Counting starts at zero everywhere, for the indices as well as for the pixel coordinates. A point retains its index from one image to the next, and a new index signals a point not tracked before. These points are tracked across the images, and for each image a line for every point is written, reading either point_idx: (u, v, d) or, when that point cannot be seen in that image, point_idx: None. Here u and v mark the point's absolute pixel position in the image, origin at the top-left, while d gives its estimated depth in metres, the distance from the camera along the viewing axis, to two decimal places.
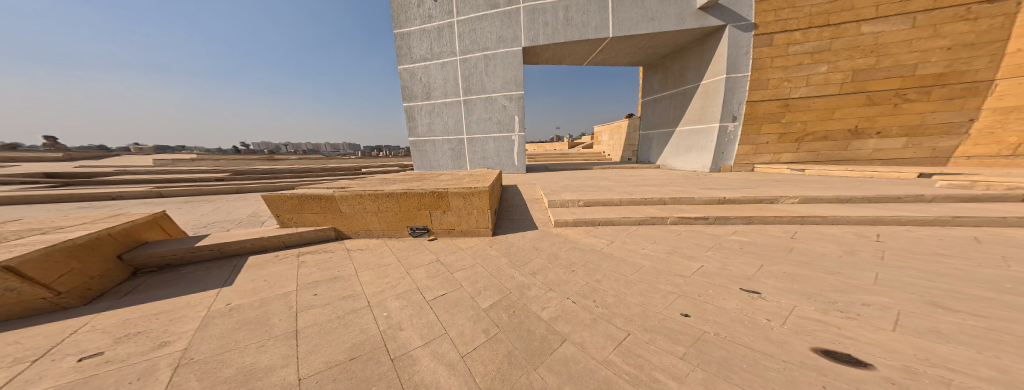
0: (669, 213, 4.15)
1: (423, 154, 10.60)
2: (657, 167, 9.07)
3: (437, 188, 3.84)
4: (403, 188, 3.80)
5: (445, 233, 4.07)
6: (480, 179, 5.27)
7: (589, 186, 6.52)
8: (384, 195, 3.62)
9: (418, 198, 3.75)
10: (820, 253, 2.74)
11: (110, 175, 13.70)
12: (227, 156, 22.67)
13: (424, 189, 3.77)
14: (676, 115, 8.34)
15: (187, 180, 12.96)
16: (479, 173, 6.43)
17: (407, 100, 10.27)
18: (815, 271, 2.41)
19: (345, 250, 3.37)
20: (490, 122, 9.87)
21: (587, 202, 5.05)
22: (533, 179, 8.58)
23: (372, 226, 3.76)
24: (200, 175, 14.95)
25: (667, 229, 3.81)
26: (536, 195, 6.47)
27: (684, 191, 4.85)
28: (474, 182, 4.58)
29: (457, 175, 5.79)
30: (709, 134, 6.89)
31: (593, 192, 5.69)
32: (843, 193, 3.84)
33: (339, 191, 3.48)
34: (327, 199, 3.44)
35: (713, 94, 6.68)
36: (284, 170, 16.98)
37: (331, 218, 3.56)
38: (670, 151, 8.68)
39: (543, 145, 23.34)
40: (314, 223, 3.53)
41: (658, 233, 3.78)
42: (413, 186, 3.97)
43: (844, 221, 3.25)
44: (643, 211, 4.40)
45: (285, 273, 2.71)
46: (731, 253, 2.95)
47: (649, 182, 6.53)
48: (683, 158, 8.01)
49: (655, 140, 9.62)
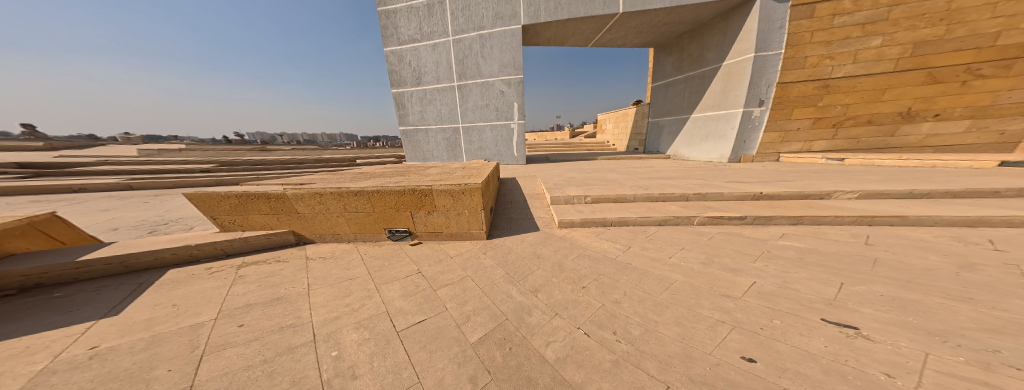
0: (694, 212, 3.48)
1: (415, 144, 9.84)
2: (667, 158, 8.37)
3: (419, 185, 3.14)
4: (375, 185, 3.07)
5: (430, 236, 3.43)
6: (472, 173, 4.59)
7: (596, 179, 5.84)
8: (350, 193, 2.90)
9: (396, 197, 3.04)
10: (922, 267, 2.03)
11: (87, 166, 13.00)
12: (215, 146, 21.78)
13: (403, 185, 3.08)
14: (692, 100, 7.52)
15: (168, 171, 12.26)
16: (471, 165, 5.72)
17: (396, 86, 9.40)
18: (933, 294, 1.72)
19: (302, 259, 2.71)
20: (486, 109, 9.06)
21: (594, 198, 4.38)
22: (533, 171, 7.86)
23: (339, 229, 3.06)
24: (184, 166, 14.21)
25: (695, 232, 3.16)
26: (536, 190, 5.80)
27: (706, 184, 4.15)
28: (465, 177, 3.91)
29: (447, 168, 5.10)
30: (730, 121, 6.14)
31: (600, 186, 5.00)
32: (917, 186, 3.13)
33: (291, 189, 2.75)
34: (276, 199, 2.72)
35: (737, 76, 5.86)
36: (273, 161, 16.20)
37: (286, 222, 2.84)
38: (683, 139, 7.92)
39: (544, 134, 22.45)
40: (264, 227, 2.83)
41: (686, 236, 3.13)
42: (391, 182, 3.30)
43: (933, 223, 2.57)
44: (661, 209, 3.73)
45: (209, 292, 2.06)
46: (789, 266, 2.26)
47: (662, 174, 5.84)
48: (699, 148, 7.28)
49: (666, 128, 8.85)
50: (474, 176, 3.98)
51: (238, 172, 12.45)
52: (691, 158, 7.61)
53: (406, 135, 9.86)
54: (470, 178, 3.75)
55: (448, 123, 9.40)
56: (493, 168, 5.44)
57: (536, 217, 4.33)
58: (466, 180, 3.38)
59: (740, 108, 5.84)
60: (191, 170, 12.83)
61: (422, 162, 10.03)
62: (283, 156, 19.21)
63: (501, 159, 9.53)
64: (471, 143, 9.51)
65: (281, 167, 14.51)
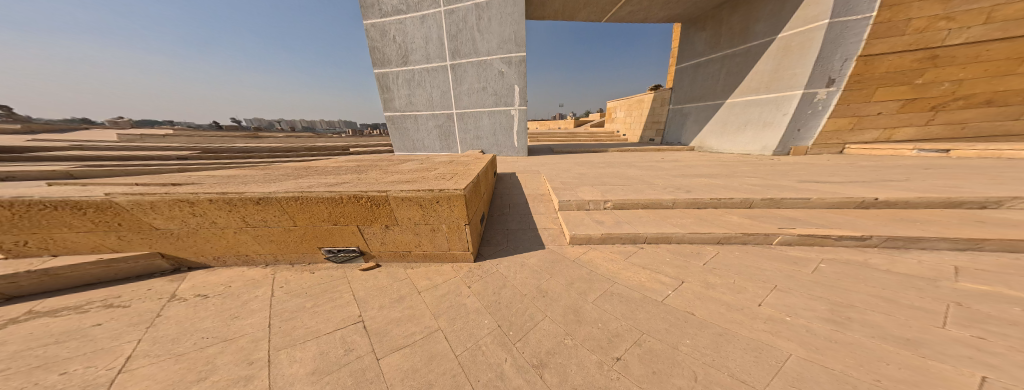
0: (771, 225, 2.39)
1: (402, 132, 8.71)
2: (691, 150, 7.24)
3: (368, 189, 2.07)
4: (301, 186, 2.03)
5: (392, 256, 2.46)
6: (460, 169, 3.53)
7: (613, 175, 4.75)
8: (255, 202, 1.86)
9: (329, 206, 1.99)
10: None
11: (53, 150, 12.04)
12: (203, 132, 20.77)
13: (342, 188, 2.03)
14: (726, 84, 6.26)
15: (137, 158, 11.27)
16: (460, 158, 4.64)
17: (380, 66, 8.17)
18: None
19: (160, 297, 1.73)
20: (483, 93, 7.87)
21: (617, 204, 3.30)
22: (536, 165, 6.76)
23: (251, 249, 2.07)
24: (163, 152, 13.26)
25: (786, 258, 2.08)
26: (540, 189, 4.74)
27: (773, 185, 3.03)
28: (448, 176, 2.87)
29: (427, 162, 4.03)
30: (781, 106, 4.97)
31: (620, 186, 3.90)
32: None
33: (121, 196, 1.77)
34: (101, 210, 1.77)
35: (800, 50, 4.60)
36: (258, 148, 15.14)
37: (139, 243, 1.87)
38: (714, 128, 6.73)
39: (547, 123, 21.15)
40: (94, 250, 1.87)
41: (773, 264, 2.04)
42: (331, 182, 2.25)
43: None
44: (716, 220, 2.65)
45: None
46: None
47: (694, 169, 4.73)
48: (732, 138, 6.14)
49: (690, 116, 7.65)
50: (459, 175, 2.93)
51: (217, 161, 11.49)
52: (721, 151, 6.48)
53: (393, 123, 8.71)
54: (452, 178, 2.69)
55: (440, 108, 8.23)
56: (489, 162, 4.37)
57: (540, 228, 3.30)
58: (443, 183, 2.33)
59: (798, 89, 4.67)
60: (165, 156, 11.88)
61: (411, 153, 8.93)
62: (273, 143, 18.19)
63: (501, 150, 8.41)
64: (466, 132, 8.38)
65: (267, 156, 13.54)
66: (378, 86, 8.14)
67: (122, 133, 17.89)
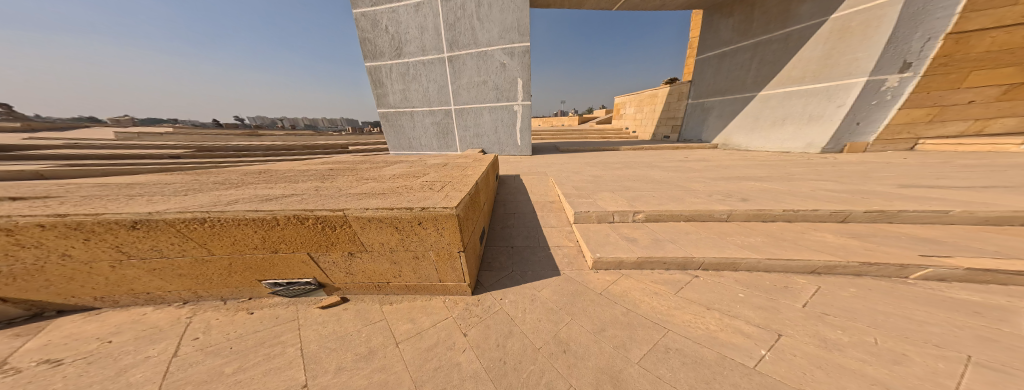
0: (902, 250, 1.74)
1: (396, 130, 8.08)
2: (713, 148, 6.55)
3: (317, 204, 1.45)
4: (224, 199, 1.44)
5: (363, 288, 1.90)
6: (454, 174, 2.90)
7: (633, 178, 4.09)
8: (150, 228, 1.31)
9: (258, 230, 1.38)
10: None
11: (30, 149, 11.45)
12: (198, 130, 20.33)
13: (276, 204, 1.41)
14: (760, 76, 5.37)
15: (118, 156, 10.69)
16: (455, 159, 3.99)
17: (371, 59, 7.48)
18: None
19: None
20: (484, 88, 7.22)
21: (648, 217, 2.66)
22: (541, 165, 6.12)
23: (161, 285, 1.53)
24: (152, 150, 12.77)
25: (954, 303, 1.42)
26: (549, 196, 4.10)
27: (857, 191, 2.36)
28: (437, 184, 2.24)
29: (415, 164, 3.39)
30: (834, 96, 4.25)
31: (649, 191, 3.23)
32: None
33: None
34: None
35: (863, 32, 3.88)
36: (250, 146, 14.61)
37: None
38: (738, 123, 6.01)
39: (549, 120, 20.43)
40: None
41: (936, 312, 1.39)
42: (272, 193, 1.63)
43: None
44: (800, 240, 1.99)
45: None
46: None
47: (730, 169, 4.04)
48: (764, 134, 5.43)
49: (709, 112, 6.96)
50: (449, 183, 2.29)
51: (205, 159, 10.97)
52: (750, 148, 5.78)
53: (387, 120, 8.08)
54: (440, 188, 2.08)
55: (437, 104, 7.60)
56: (488, 164, 3.71)
57: (552, 248, 2.71)
58: (428, 198, 1.73)
59: (861, 76, 3.95)
60: (147, 154, 11.29)
61: (407, 152, 8.33)
62: (269, 141, 17.70)
63: (502, 149, 7.79)
64: (465, 130, 7.76)
65: (259, 154, 13.00)
66: (369, 80, 7.46)
67: (113, 131, 17.43)
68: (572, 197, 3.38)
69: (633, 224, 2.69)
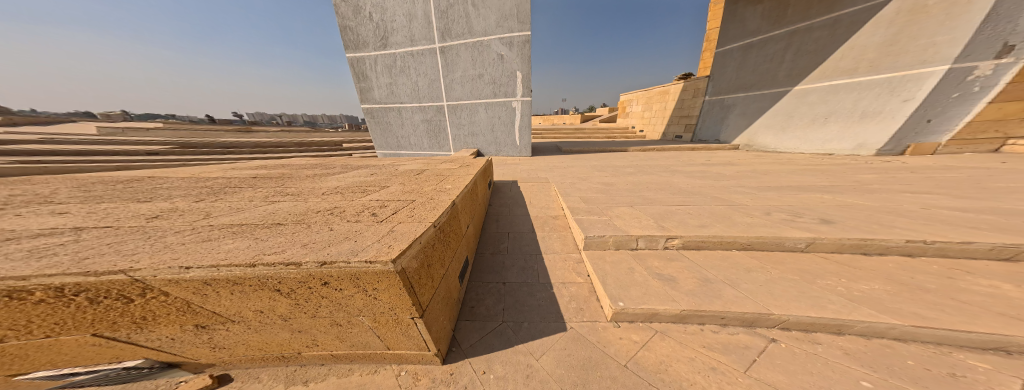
0: None
1: (383, 128, 7.37)
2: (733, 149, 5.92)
3: (66, 260, 0.80)
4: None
5: (256, 360, 1.24)
6: (431, 183, 2.20)
7: (653, 186, 3.40)
8: None
9: None
10: None
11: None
12: (187, 125, 19.65)
13: None
14: (797, 69, 4.66)
15: (87, 153, 9.95)
16: (439, 164, 3.30)
17: (353, 49, 6.67)
18: None
19: None
20: (479, 81, 6.51)
21: (681, 245, 2.04)
22: (543, 168, 5.43)
23: None
24: (133, 146, 12.12)
25: None
26: (552, 212, 3.48)
27: (1007, 212, 1.64)
28: (398, 204, 1.55)
29: (382, 169, 2.69)
30: (899, 89, 3.57)
31: (679, 206, 2.55)
32: None
33: None
34: None
35: (950, 11, 3.16)
36: (238, 142, 13.98)
37: None
38: (764, 121, 5.35)
39: (550, 117, 19.67)
40: None
41: None
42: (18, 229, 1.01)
43: None
44: (956, 295, 1.28)
45: None
46: None
47: (771, 175, 3.33)
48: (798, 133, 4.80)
49: (727, 112, 6.37)
50: (414, 203, 1.60)
51: (187, 157, 10.37)
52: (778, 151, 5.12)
53: (373, 117, 7.35)
54: (383, 211, 1.37)
55: (428, 100, 6.87)
56: (478, 170, 3.04)
57: (555, 288, 2.13)
58: (352, 236, 1.02)
59: (945, 65, 3.21)
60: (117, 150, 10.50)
61: (396, 152, 7.64)
62: (260, 137, 17.08)
63: (500, 150, 7.12)
64: (459, 128, 7.08)
65: (244, 151, 12.36)
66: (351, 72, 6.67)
67: (93, 125, 16.65)
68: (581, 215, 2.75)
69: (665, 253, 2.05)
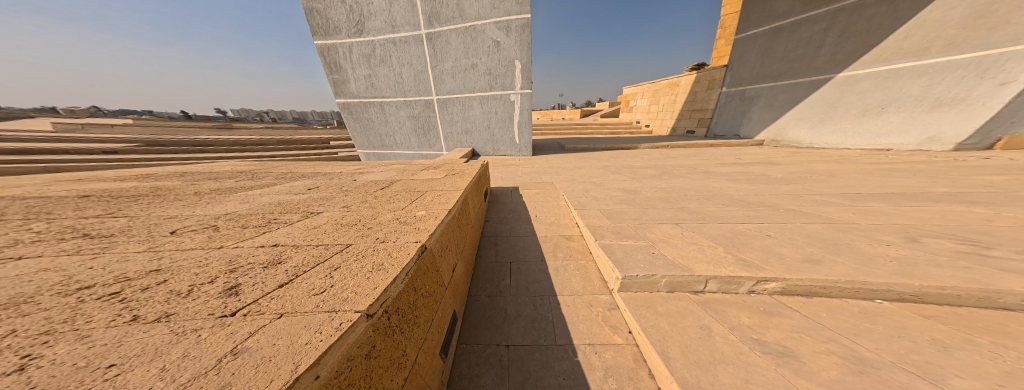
0: None
1: (365, 126, 6.53)
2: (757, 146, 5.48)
3: None
4: None
5: None
6: (401, 203, 1.52)
7: (693, 196, 2.71)
8: None
9: None
10: None
11: None
12: (158, 120, 18.20)
13: None
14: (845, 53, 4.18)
15: (22, 153, 8.73)
16: (412, 170, 2.54)
17: (322, 36, 5.70)
18: None
19: None
20: (473, 72, 5.73)
21: (778, 290, 1.45)
22: (547, 171, 4.72)
23: None
24: (87, 144, 10.91)
25: None
26: (564, 231, 2.79)
27: None
28: (310, 255, 0.91)
29: (331, 181, 1.94)
30: (989, 71, 3.11)
31: (745, 229, 1.90)
32: None
33: None
34: None
35: None
36: (211, 138, 12.86)
37: None
38: (796, 114, 4.98)
39: (547, 113, 18.93)
40: None
41: None
42: None
43: None
44: None
45: None
46: None
47: (839, 176, 2.67)
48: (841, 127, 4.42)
49: (748, 106, 5.92)
50: (343, 251, 0.96)
51: (148, 155, 9.31)
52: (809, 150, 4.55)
53: (351, 113, 6.48)
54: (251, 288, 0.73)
55: (414, 94, 6.03)
56: (470, 179, 2.36)
57: (580, 353, 1.51)
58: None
59: None
60: (60, 149, 9.27)
61: (380, 152, 6.82)
62: (237, 133, 15.87)
63: (497, 149, 6.38)
64: (451, 125, 6.31)
65: (216, 149, 11.30)
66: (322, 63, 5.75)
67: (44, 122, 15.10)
68: (616, 240, 2.12)
69: (759, 302, 1.45)
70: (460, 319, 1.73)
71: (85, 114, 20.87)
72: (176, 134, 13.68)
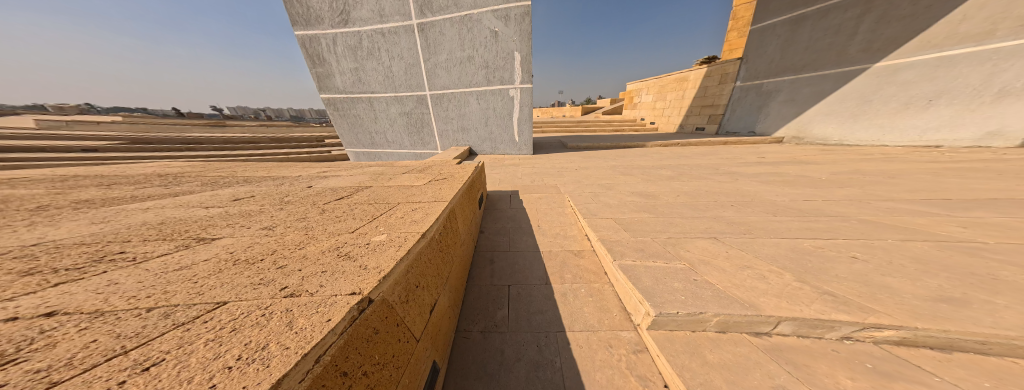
0: None
1: (352, 123, 6.09)
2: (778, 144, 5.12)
3: None
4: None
5: None
6: (351, 221, 1.08)
7: (726, 202, 2.29)
8: None
9: None
10: None
11: None
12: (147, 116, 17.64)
13: None
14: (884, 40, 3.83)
15: None
16: (384, 173, 2.08)
17: (303, 25, 5.21)
18: None
19: None
20: (469, 66, 5.29)
21: (892, 339, 1.04)
22: (550, 172, 4.29)
23: None
24: (60, 140, 10.29)
25: None
26: (571, 245, 2.35)
27: None
28: (102, 337, 0.46)
29: (263, 188, 1.47)
30: None
31: (816, 250, 1.48)
32: None
33: None
34: None
35: None
36: (197, 135, 12.34)
37: None
38: (823, 108, 4.59)
39: (546, 110, 18.45)
40: None
41: None
42: None
43: None
44: None
45: None
46: None
47: (898, 178, 2.27)
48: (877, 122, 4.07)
49: (765, 102, 5.55)
50: (178, 329, 0.50)
51: (126, 152, 8.80)
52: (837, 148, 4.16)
53: (338, 109, 6.04)
54: None
55: (405, 89, 5.59)
56: (460, 183, 1.95)
57: None
58: None
59: None
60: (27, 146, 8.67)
61: (370, 151, 6.40)
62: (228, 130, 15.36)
63: (495, 147, 5.95)
64: (446, 122, 5.88)
65: (202, 146, 10.79)
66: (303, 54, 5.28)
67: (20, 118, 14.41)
68: (645, 261, 1.69)
69: (863, 354, 1.03)
70: (440, 370, 1.30)
71: (71, 110, 20.24)
72: (162, 130, 13.11)
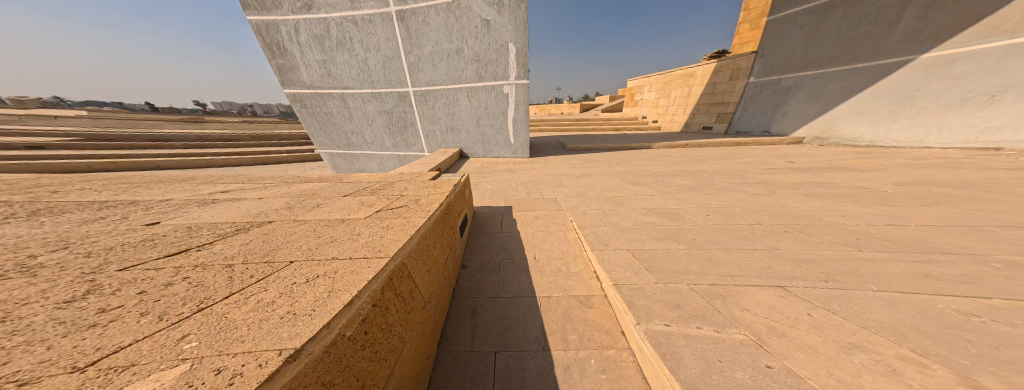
0: None
1: (325, 121, 5.49)
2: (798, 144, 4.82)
3: None
4: None
5: None
6: (107, 331, 0.50)
7: (776, 228, 1.77)
8: None
9: None
10: None
11: None
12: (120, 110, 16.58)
13: None
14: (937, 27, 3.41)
15: None
16: (303, 194, 1.49)
17: (261, 11, 4.55)
18: None
19: None
20: (457, 59, 4.70)
21: None
22: (549, 180, 3.76)
23: None
24: (9, 134, 9.35)
25: None
26: (575, 290, 1.85)
27: None
28: None
29: (38, 233, 0.85)
30: None
31: (971, 321, 0.94)
32: None
33: None
34: None
35: None
36: (168, 131, 11.46)
37: None
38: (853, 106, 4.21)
39: (544, 108, 17.86)
40: None
41: None
42: None
43: None
44: None
45: None
46: None
47: (996, 195, 1.77)
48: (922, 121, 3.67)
49: (780, 101, 5.20)
50: None
51: (82, 152, 7.99)
52: (872, 150, 3.71)
53: (305, 106, 5.44)
54: None
55: (384, 85, 4.98)
56: (427, 210, 1.45)
57: None
58: None
59: None
60: None
61: (347, 152, 5.84)
62: (206, 126, 14.44)
63: (488, 149, 5.39)
64: (432, 122, 5.29)
65: (171, 144, 9.97)
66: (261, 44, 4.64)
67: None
68: (687, 330, 1.16)
69: None
70: None
71: (37, 104, 19.04)
72: (130, 126, 12.16)
